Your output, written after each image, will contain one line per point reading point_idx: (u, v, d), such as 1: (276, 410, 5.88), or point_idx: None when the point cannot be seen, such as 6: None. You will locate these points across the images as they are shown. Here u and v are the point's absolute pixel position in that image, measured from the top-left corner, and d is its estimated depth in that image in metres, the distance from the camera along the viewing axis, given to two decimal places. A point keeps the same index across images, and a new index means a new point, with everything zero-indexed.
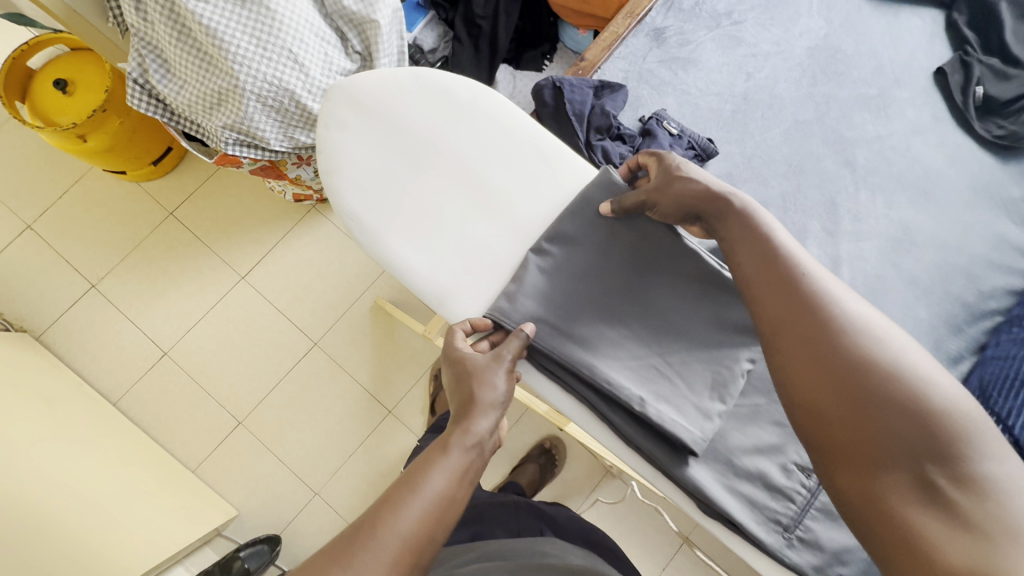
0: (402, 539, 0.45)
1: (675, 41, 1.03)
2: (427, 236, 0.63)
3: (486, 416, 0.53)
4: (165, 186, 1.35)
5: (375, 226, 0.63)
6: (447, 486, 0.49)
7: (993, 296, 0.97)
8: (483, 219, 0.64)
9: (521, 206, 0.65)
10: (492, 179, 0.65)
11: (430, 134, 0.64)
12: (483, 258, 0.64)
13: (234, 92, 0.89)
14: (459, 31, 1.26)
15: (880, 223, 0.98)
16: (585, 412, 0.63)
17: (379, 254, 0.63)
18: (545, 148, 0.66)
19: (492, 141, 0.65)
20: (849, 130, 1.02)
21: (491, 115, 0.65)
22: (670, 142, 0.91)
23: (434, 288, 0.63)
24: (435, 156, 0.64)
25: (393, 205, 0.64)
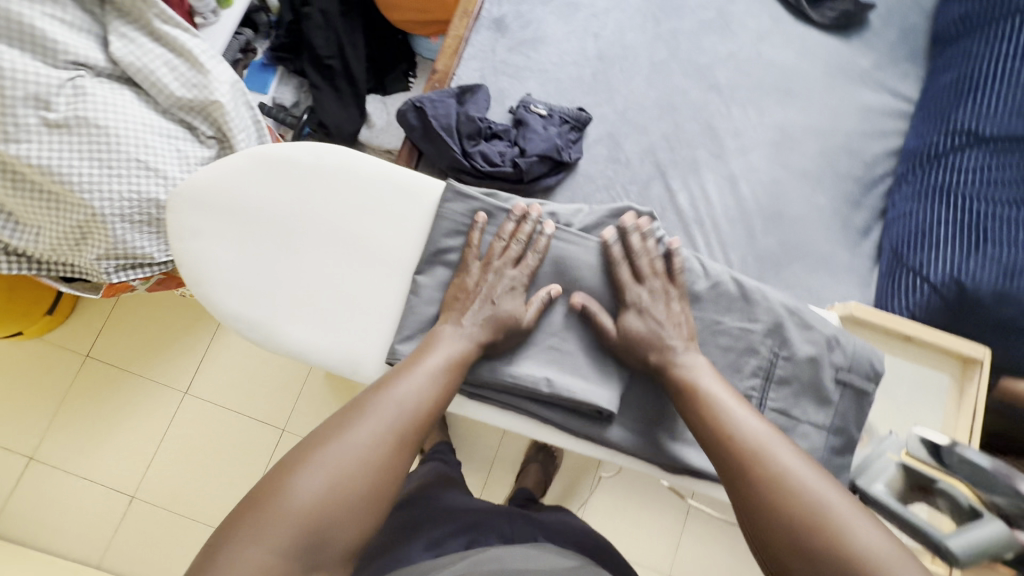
0: (402, 401, 0.52)
1: (516, 25, 1.01)
2: (320, 310, 0.62)
3: (482, 325, 0.60)
4: (71, 330, 1.28)
5: (265, 319, 0.62)
6: (442, 372, 0.56)
7: (877, 162, 1.05)
8: (376, 273, 0.63)
9: (403, 248, 0.64)
10: (369, 232, 0.63)
11: (286, 210, 0.62)
12: (389, 311, 0.63)
13: (94, 221, 0.83)
14: (312, 77, 1.23)
15: (758, 131, 1.04)
16: (531, 421, 0.66)
17: (281, 345, 0.62)
18: (411, 188, 0.64)
19: (354, 196, 0.63)
20: (702, 56, 1.05)
21: (340, 170, 0.63)
22: (543, 124, 0.92)
23: (348, 356, 0.62)
24: (299, 230, 0.62)
25: (279, 292, 0.62)
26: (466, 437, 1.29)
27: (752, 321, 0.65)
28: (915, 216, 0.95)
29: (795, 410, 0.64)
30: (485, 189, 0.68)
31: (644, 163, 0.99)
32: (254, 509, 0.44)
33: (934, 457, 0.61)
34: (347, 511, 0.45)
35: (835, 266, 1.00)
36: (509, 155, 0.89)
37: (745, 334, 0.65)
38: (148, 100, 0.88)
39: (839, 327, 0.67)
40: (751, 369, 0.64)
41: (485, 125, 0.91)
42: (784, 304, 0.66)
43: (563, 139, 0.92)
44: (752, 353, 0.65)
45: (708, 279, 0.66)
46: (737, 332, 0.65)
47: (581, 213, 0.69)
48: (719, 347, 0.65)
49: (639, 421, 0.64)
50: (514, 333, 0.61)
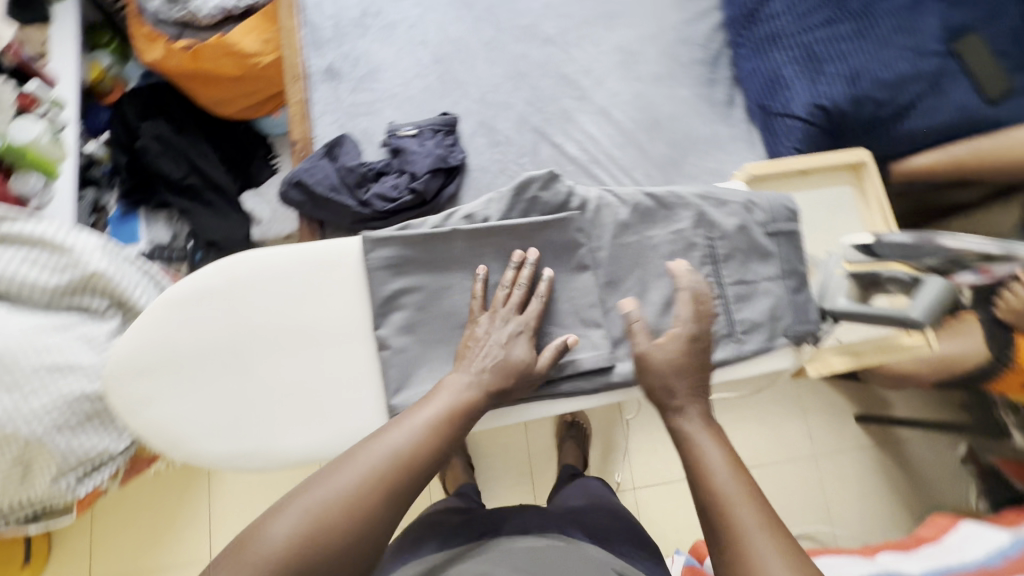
0: (393, 451, 0.54)
1: (347, 66, 1.01)
2: (306, 408, 0.61)
3: (490, 371, 0.60)
4: (59, 568, 1.16)
5: (260, 444, 0.60)
6: (440, 419, 0.57)
7: (711, 41, 1.15)
8: (338, 350, 0.63)
9: (352, 315, 0.63)
10: (313, 317, 0.62)
11: (225, 336, 0.60)
12: (369, 376, 0.63)
13: (33, 446, 0.77)
14: (178, 204, 1.18)
15: (604, 60, 1.10)
16: (544, 403, 0.68)
17: (287, 459, 0.61)
18: (329, 257, 0.63)
19: (281, 292, 0.62)
20: (525, 18, 1.09)
21: (256, 273, 0.62)
22: (418, 142, 0.93)
23: (353, 436, 0.62)
24: (247, 348, 0.61)
25: (257, 413, 0.61)
26: (494, 453, 1.30)
27: (679, 222, 0.70)
28: (761, 71, 1.05)
29: (747, 275, 0.70)
30: (398, 224, 0.67)
31: (523, 133, 1.03)
32: (250, 536, 0.49)
33: (867, 254, 0.69)
34: (329, 558, 0.48)
35: (724, 141, 1.08)
36: (402, 186, 0.89)
37: (679, 235, 0.70)
38: (26, 303, 0.82)
39: (749, 190, 0.73)
40: (699, 260, 0.69)
41: (367, 168, 0.90)
42: (696, 195, 0.71)
43: (443, 147, 0.94)
44: (693, 247, 0.70)
45: (625, 205, 0.70)
46: (671, 238, 0.70)
47: (493, 202, 0.68)
48: (663, 256, 0.69)
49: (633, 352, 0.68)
50: (525, 374, 0.61)
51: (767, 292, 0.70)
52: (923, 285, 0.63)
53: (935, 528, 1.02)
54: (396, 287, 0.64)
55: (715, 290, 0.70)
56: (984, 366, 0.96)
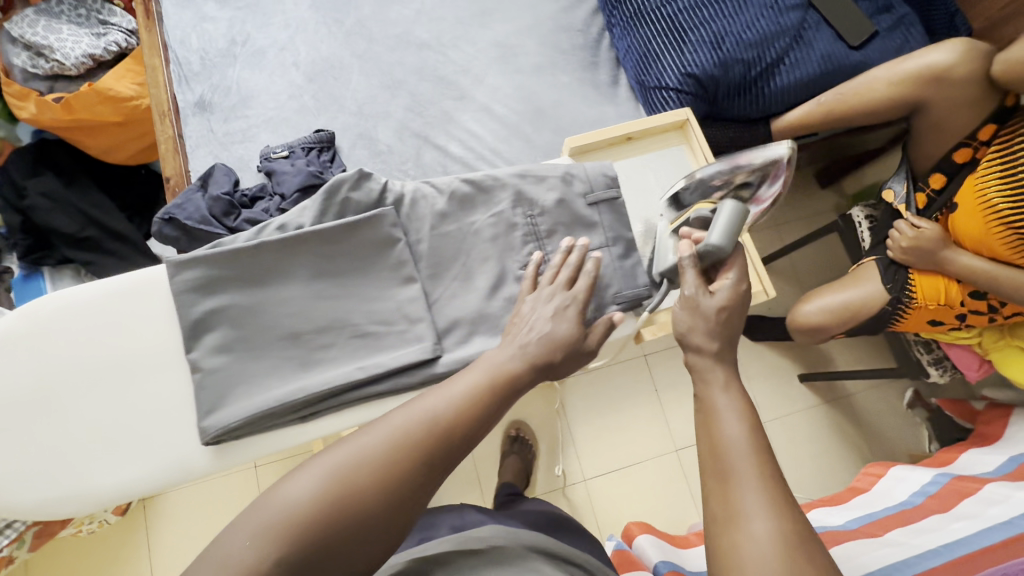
0: (438, 414, 0.47)
1: (218, 96, 1.00)
2: (116, 443, 0.63)
3: (537, 343, 0.56)
4: None
5: (72, 482, 0.62)
6: (488, 390, 0.51)
7: (587, 25, 1.15)
8: (148, 378, 0.65)
9: (156, 346, 0.65)
10: (120, 350, 0.65)
11: (25, 384, 0.62)
12: (184, 400, 0.65)
13: None
14: (79, 258, 1.16)
15: (481, 58, 1.11)
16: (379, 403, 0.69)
17: (103, 493, 0.63)
18: (129, 292, 0.66)
19: (84, 331, 0.64)
20: (397, 26, 1.10)
21: (53, 319, 0.64)
22: (290, 163, 0.92)
23: (173, 462, 0.65)
24: (50, 391, 0.63)
25: (67, 453, 0.63)
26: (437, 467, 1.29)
27: (498, 204, 0.74)
28: (633, 47, 1.05)
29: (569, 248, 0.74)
30: (210, 246, 0.69)
31: (404, 140, 1.03)
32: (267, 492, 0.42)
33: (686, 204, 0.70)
34: (350, 529, 0.41)
35: (608, 121, 1.09)
36: (273, 210, 0.88)
37: (499, 217, 0.74)
38: None
39: (569, 164, 0.77)
40: (522, 239, 0.73)
41: (239, 195, 0.90)
42: (512, 177, 0.74)
43: (316, 164, 0.93)
44: (515, 228, 0.74)
45: (441, 196, 0.74)
46: (493, 221, 0.74)
47: (305, 211, 0.71)
48: (484, 241, 0.73)
49: (460, 342, 0.70)
50: (573, 349, 0.57)
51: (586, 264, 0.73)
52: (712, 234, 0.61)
53: (869, 478, 1.02)
54: (228, 300, 0.66)
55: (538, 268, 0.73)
56: (884, 308, 0.96)
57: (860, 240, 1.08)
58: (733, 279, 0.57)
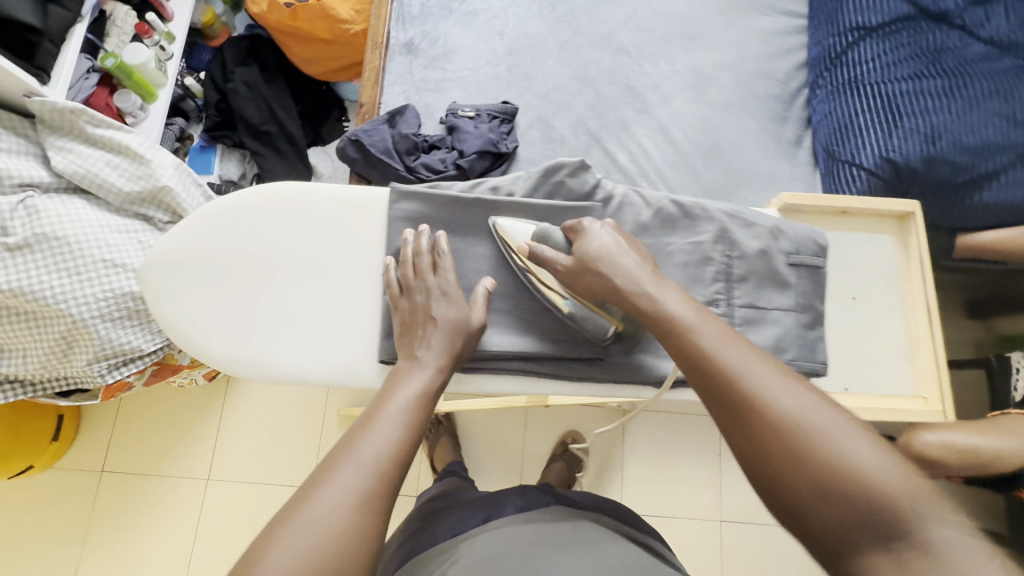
0: (377, 458, 0.45)
1: (426, 43, 1.06)
2: (308, 336, 0.61)
3: (439, 347, 0.55)
4: (80, 452, 1.27)
5: (258, 357, 0.60)
6: (416, 414, 0.50)
7: (788, 78, 1.12)
8: (350, 287, 0.62)
9: (365, 257, 0.63)
10: (337, 250, 0.62)
11: (250, 252, 0.61)
12: (374, 317, 0.61)
13: (77, 328, 0.85)
14: (252, 146, 1.27)
15: (674, 79, 1.09)
16: (527, 379, 0.67)
17: (278, 379, 0.60)
18: (363, 202, 0.64)
19: (311, 222, 0.62)
20: (604, 26, 1.11)
21: (289, 199, 0.62)
22: (473, 124, 0.96)
23: (346, 368, 0.61)
24: (267, 265, 0.61)
25: (264, 328, 0.60)
26: (487, 446, 1.31)
27: (700, 233, 0.63)
28: (834, 115, 1.01)
29: (760, 301, 0.62)
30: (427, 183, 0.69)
31: (578, 135, 1.04)
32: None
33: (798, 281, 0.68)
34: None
35: (781, 181, 1.05)
36: (450, 162, 0.94)
37: (697, 247, 0.63)
38: (100, 203, 0.91)
39: (779, 217, 0.65)
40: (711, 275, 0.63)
41: (421, 139, 0.95)
42: (723, 210, 0.64)
43: (495, 133, 0.96)
44: (708, 262, 0.63)
45: (649, 207, 0.64)
46: (689, 248, 0.63)
47: (520, 180, 0.68)
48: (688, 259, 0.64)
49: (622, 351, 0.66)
50: (470, 339, 0.58)
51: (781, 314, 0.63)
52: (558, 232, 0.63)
53: None
54: None
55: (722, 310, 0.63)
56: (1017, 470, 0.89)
57: (1012, 392, 1.00)
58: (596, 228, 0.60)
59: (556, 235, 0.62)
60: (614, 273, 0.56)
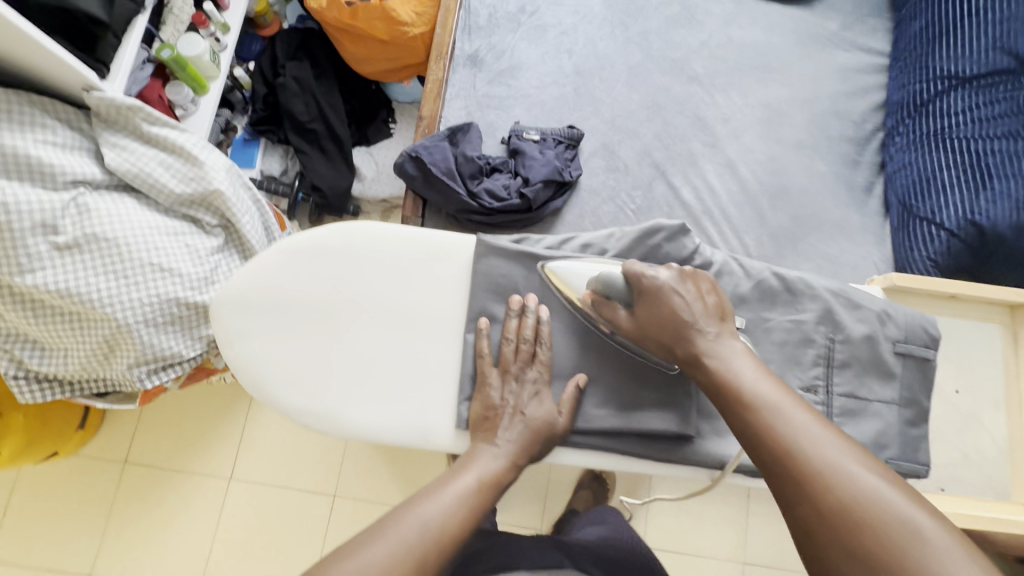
0: (434, 525, 0.45)
1: (491, 57, 1.02)
2: (382, 390, 0.58)
3: (517, 440, 0.54)
4: (104, 440, 1.26)
5: (330, 408, 0.57)
6: (479, 496, 0.49)
7: (865, 119, 1.06)
8: (426, 340, 0.59)
9: (445, 309, 0.60)
10: (417, 300, 0.60)
11: (326, 296, 0.58)
12: (450, 373, 0.59)
13: (121, 332, 0.83)
14: (297, 144, 1.24)
15: (746, 112, 1.04)
16: (610, 457, 0.61)
17: (347, 432, 0.57)
18: (443, 250, 0.61)
19: (389, 269, 0.59)
20: (676, 51, 1.06)
21: (371, 244, 0.59)
22: (539, 149, 0.93)
23: (418, 426, 0.58)
24: (344, 312, 0.58)
25: (336, 377, 0.58)
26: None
27: (801, 312, 0.60)
28: (915, 167, 0.96)
29: (862, 390, 0.58)
30: (514, 236, 0.65)
31: (642, 166, 1.00)
32: None
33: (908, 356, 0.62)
34: None
35: (850, 229, 1.00)
36: (513, 188, 0.91)
37: (797, 326, 0.59)
38: (149, 203, 0.88)
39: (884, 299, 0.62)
40: (812, 358, 0.59)
41: (484, 161, 0.93)
42: (828, 288, 0.60)
43: (561, 160, 0.93)
44: (809, 343, 0.59)
45: (750, 278, 0.60)
46: (788, 327, 0.60)
47: (614, 238, 0.64)
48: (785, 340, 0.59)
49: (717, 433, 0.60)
50: (550, 438, 0.56)
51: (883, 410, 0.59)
52: (619, 276, 0.57)
53: None
54: (495, 291, 0.60)
55: (820, 398, 0.58)
56: None
57: None
58: (664, 278, 0.55)
59: (618, 280, 0.57)
60: (676, 341, 0.54)
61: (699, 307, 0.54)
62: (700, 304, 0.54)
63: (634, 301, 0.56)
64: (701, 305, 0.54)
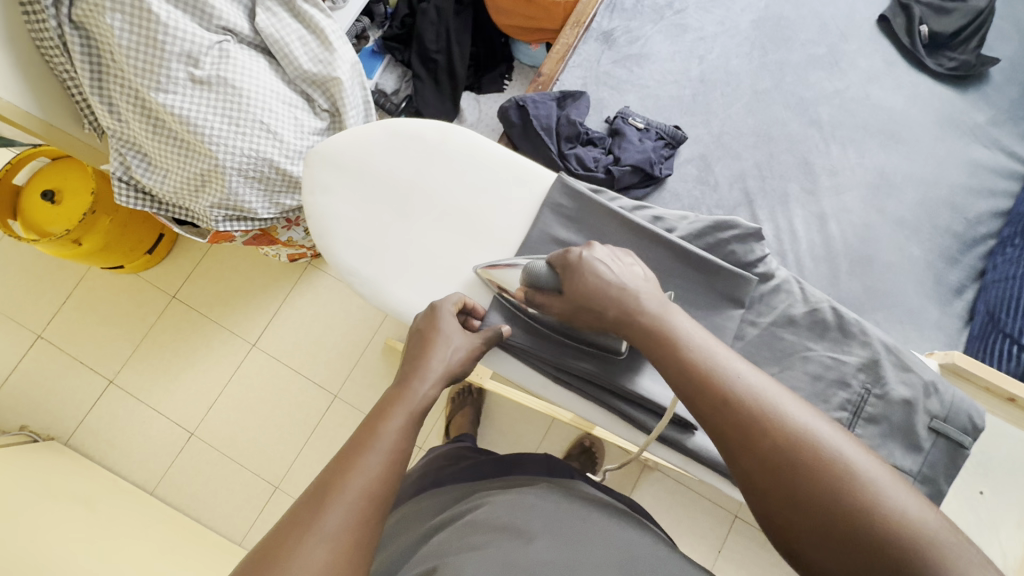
0: (370, 480, 0.41)
1: (624, 40, 1.06)
2: (426, 279, 0.61)
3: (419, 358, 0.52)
4: (163, 271, 1.38)
5: (377, 277, 0.61)
6: (403, 435, 0.45)
7: (981, 221, 1.00)
8: (478, 254, 0.62)
9: (507, 231, 0.63)
10: (485, 214, 0.63)
11: (408, 180, 0.62)
12: (490, 287, 0.62)
13: (215, 171, 0.90)
14: (416, 69, 1.29)
15: (856, 171, 1.00)
16: (607, 414, 0.63)
17: (383, 303, 0.61)
18: (526, 179, 0.64)
19: (471, 177, 0.63)
20: (808, 91, 1.04)
21: (464, 151, 0.63)
22: (639, 137, 0.96)
23: None
24: (419, 199, 0.62)
25: (392, 254, 0.62)
26: (509, 416, 1.22)
27: (846, 354, 0.60)
28: (1017, 283, 0.89)
29: (880, 451, 0.57)
30: (593, 186, 0.68)
31: (732, 189, 0.98)
32: None
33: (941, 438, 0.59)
34: None
35: (923, 321, 0.94)
36: (602, 162, 0.95)
37: (837, 365, 0.60)
38: (278, 70, 0.96)
39: (937, 374, 0.60)
40: (840, 402, 0.58)
41: (584, 130, 0.97)
42: (882, 341, 0.60)
43: (656, 154, 0.95)
44: (843, 387, 0.59)
45: (806, 304, 0.62)
46: (828, 362, 0.60)
47: (686, 221, 0.66)
48: (809, 373, 0.60)
49: None
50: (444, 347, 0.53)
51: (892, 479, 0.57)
52: (542, 263, 0.57)
53: None
54: (556, 232, 0.63)
55: None
56: None
57: None
58: (580, 251, 0.54)
59: (541, 267, 0.56)
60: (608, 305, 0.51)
61: (622, 271, 0.53)
62: (631, 274, 0.53)
63: (558, 279, 0.55)
64: (622, 270, 0.53)
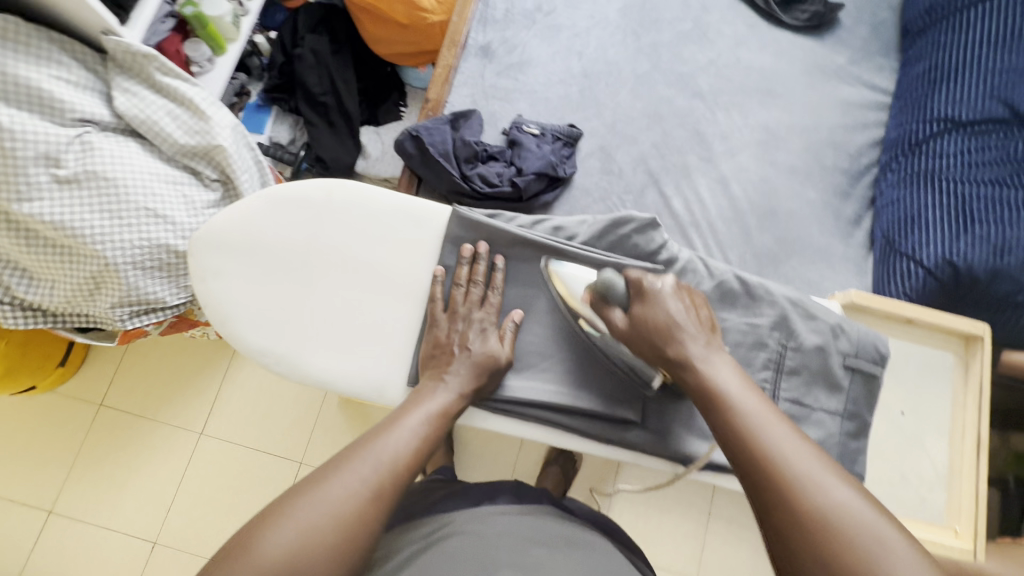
0: (394, 453, 0.47)
1: (503, 50, 1.07)
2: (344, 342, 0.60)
3: (465, 372, 0.56)
4: (83, 381, 1.28)
5: (291, 352, 0.59)
6: (430, 431, 0.51)
7: (862, 153, 1.08)
8: (391, 304, 0.61)
9: (415, 274, 0.62)
10: (389, 262, 0.62)
11: (302, 247, 0.61)
12: (410, 333, 0.61)
13: (108, 270, 0.84)
14: (307, 115, 1.26)
15: (745, 132, 1.06)
16: (548, 429, 0.64)
17: (303, 376, 0.60)
18: (423, 218, 0.63)
19: (367, 229, 0.62)
20: (684, 65, 1.09)
21: (354, 205, 0.62)
22: (536, 142, 0.98)
23: (371, 380, 0.60)
24: (317, 263, 0.61)
25: (302, 324, 0.60)
26: (482, 438, 1.21)
27: (758, 315, 0.63)
28: (903, 203, 0.97)
29: (807, 398, 0.61)
30: (490, 211, 0.68)
31: (636, 172, 1.02)
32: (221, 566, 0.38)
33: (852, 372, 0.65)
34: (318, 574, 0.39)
35: (832, 256, 1.01)
36: (506, 175, 0.96)
37: (753, 329, 0.63)
38: (153, 149, 0.90)
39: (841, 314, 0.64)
40: (762, 362, 0.61)
41: (481, 148, 0.98)
42: (787, 296, 0.64)
43: (557, 156, 0.97)
44: (762, 347, 0.62)
45: (712, 278, 0.64)
46: (744, 328, 0.63)
47: (586, 224, 0.68)
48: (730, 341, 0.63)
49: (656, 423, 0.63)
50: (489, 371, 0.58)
51: (821, 421, 0.61)
52: (617, 279, 0.58)
53: None
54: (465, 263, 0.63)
55: None
56: None
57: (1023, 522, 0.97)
58: (662, 284, 0.55)
59: (618, 285, 0.57)
60: (667, 343, 0.52)
61: (688, 315, 0.54)
62: (697, 315, 0.54)
63: (631, 303, 0.56)
64: (694, 316, 0.54)
